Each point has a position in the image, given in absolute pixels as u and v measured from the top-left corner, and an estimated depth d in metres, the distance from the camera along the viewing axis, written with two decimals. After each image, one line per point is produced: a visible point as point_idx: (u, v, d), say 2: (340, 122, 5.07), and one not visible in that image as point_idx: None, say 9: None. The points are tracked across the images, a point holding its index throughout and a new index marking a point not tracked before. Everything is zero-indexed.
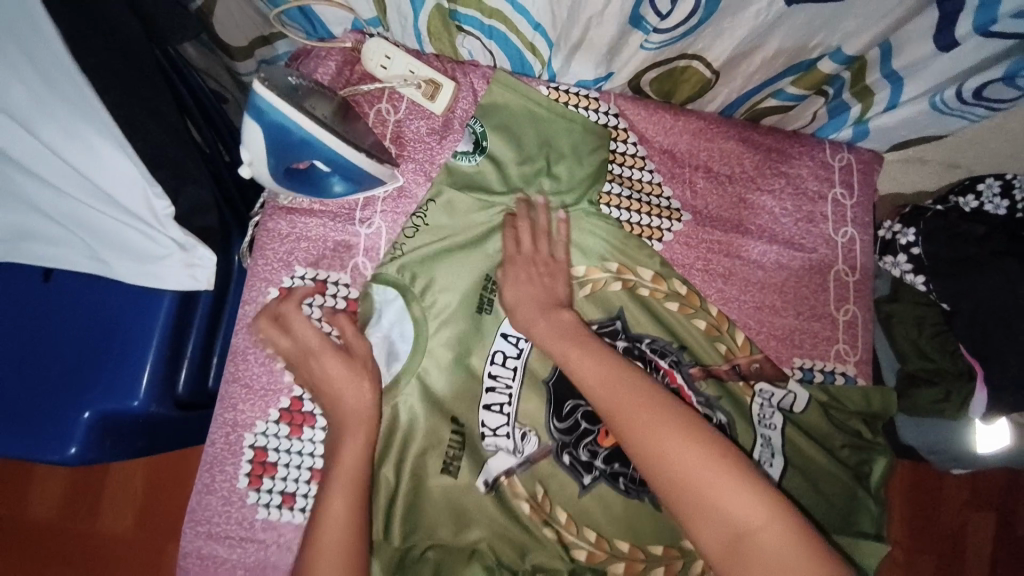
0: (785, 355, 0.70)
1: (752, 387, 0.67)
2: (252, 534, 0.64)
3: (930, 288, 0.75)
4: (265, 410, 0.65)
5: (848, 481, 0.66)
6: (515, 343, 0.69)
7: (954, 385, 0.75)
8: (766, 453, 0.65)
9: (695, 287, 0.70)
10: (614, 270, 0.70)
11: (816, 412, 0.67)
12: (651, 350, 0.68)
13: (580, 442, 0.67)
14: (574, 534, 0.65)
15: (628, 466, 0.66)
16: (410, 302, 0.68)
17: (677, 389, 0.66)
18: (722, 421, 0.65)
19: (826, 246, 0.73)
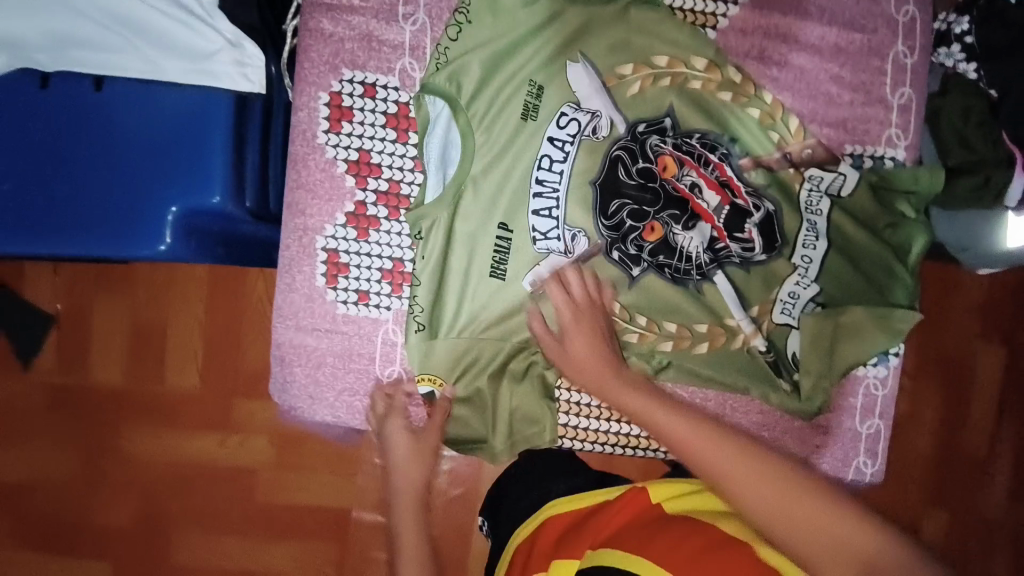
0: (837, 141, 0.71)
1: (802, 174, 0.69)
2: (336, 326, 0.70)
3: (980, 74, 0.76)
4: (332, 215, 0.68)
5: (887, 257, 0.70)
6: (560, 148, 0.66)
7: (993, 172, 0.76)
8: (809, 236, 0.69)
9: (749, 75, 0.70)
10: (664, 65, 0.68)
11: (864, 193, 0.69)
12: (701, 144, 0.68)
13: (626, 238, 0.67)
14: (626, 321, 0.68)
15: (673, 258, 0.67)
16: (453, 108, 0.66)
17: (726, 181, 0.68)
18: (768, 209, 0.68)
19: (886, 26, 0.71)
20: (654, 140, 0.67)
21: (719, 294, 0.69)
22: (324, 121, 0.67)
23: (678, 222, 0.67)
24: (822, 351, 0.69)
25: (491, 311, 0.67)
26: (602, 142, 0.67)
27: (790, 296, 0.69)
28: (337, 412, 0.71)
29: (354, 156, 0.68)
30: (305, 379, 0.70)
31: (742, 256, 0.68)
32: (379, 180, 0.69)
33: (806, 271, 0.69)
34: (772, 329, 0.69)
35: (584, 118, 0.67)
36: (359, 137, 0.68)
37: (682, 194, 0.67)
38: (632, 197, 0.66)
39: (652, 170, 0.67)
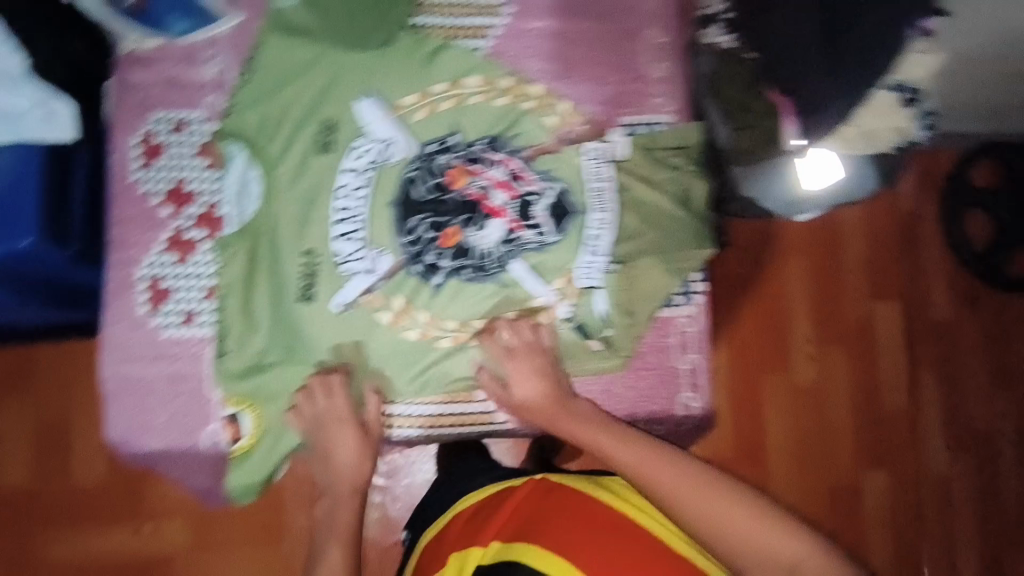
0: (611, 116, 0.80)
1: (581, 148, 0.78)
2: (163, 350, 0.73)
3: (736, 44, 0.87)
4: (149, 244, 0.73)
5: (674, 209, 0.79)
6: (358, 177, 0.75)
7: (767, 124, 0.87)
8: (598, 203, 0.78)
9: (521, 77, 0.78)
10: (444, 90, 0.77)
11: (638, 154, 0.79)
12: (486, 149, 0.77)
13: (426, 249, 0.75)
14: (439, 329, 0.76)
15: (471, 258, 0.76)
16: (252, 149, 0.73)
17: (512, 175, 0.76)
18: (557, 188, 0.77)
19: (636, 15, 0.81)
20: (443, 159, 0.76)
21: (516, 279, 0.77)
22: (137, 158, 0.73)
23: (472, 225, 0.76)
24: (629, 303, 0.79)
25: (305, 327, 0.73)
26: (396, 166, 0.75)
27: (589, 263, 0.78)
28: (169, 437, 0.72)
29: (169, 187, 0.73)
30: (136, 406, 0.72)
31: (537, 240, 0.77)
32: (194, 206, 0.74)
33: (599, 241, 0.78)
34: (577, 296, 0.78)
35: (378, 147, 0.75)
36: (172, 169, 0.74)
37: (474, 198, 0.76)
38: (428, 210, 0.76)
39: (444, 183, 0.76)
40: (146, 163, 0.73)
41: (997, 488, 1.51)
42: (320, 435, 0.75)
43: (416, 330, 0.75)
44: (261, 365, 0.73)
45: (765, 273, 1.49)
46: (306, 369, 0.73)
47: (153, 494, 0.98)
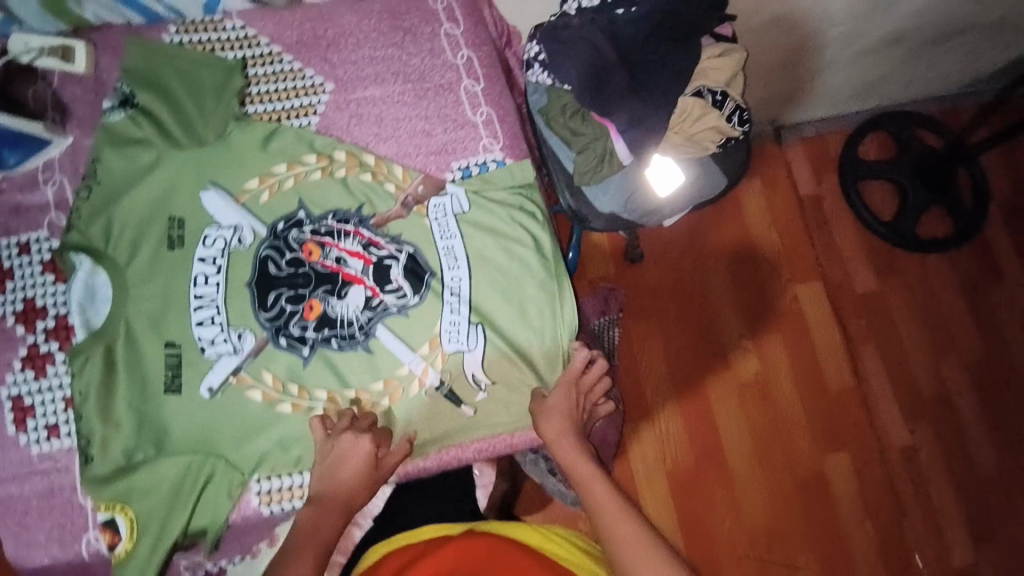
0: (445, 163, 0.85)
1: (425, 206, 0.82)
2: (33, 467, 0.74)
3: (554, 80, 0.93)
4: (9, 363, 0.75)
5: (523, 253, 0.81)
6: (211, 264, 0.78)
7: (602, 147, 0.93)
8: (451, 260, 0.80)
9: (353, 149, 0.83)
10: (285, 170, 0.82)
11: (476, 201, 0.83)
12: (336, 221, 0.81)
13: (289, 323, 0.78)
14: (308, 399, 0.76)
15: (336, 327, 0.78)
16: (95, 257, 0.76)
17: (365, 244, 0.80)
18: (409, 251, 0.80)
19: (452, 70, 0.88)
20: (294, 234, 0.80)
21: (383, 347, 0.78)
22: None
23: (333, 296, 0.78)
24: (496, 360, 0.78)
25: (172, 419, 0.74)
26: (249, 248, 0.79)
27: (452, 324, 0.78)
28: (52, 551, 0.73)
29: (20, 307, 0.76)
30: (15, 528, 0.73)
31: (398, 304, 0.79)
32: (46, 320, 0.76)
33: (458, 296, 0.79)
34: (444, 361, 0.78)
35: (228, 233, 0.79)
36: (22, 289, 0.77)
37: (331, 269, 0.79)
38: (286, 286, 0.78)
39: (299, 257, 0.79)
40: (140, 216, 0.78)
41: (932, 445, 1.68)
42: (199, 522, 0.74)
43: (288, 403, 0.76)
44: (131, 466, 0.73)
45: (672, 274, 1.66)
46: (176, 463, 0.73)
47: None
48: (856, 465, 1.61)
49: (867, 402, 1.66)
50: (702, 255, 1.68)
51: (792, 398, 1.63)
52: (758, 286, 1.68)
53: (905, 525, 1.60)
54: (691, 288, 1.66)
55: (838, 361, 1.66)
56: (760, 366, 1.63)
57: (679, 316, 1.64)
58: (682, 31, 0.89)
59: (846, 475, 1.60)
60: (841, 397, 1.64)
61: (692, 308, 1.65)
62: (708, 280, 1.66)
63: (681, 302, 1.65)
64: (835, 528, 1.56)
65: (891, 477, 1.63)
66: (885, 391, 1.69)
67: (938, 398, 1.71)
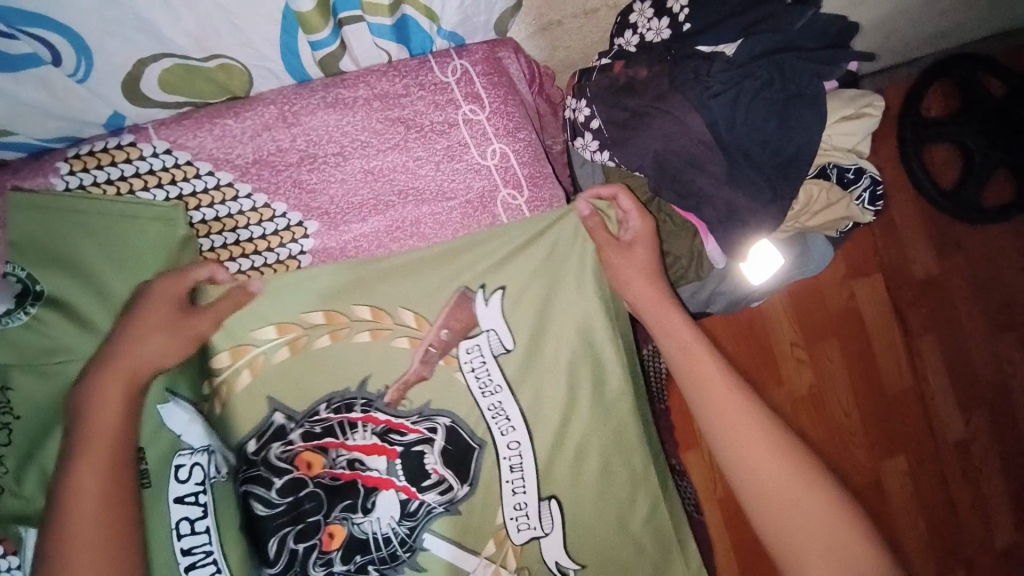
0: (451, 300, 0.62)
1: (455, 357, 0.61)
2: None
3: (617, 162, 0.67)
4: None
5: (613, 424, 0.65)
6: (195, 504, 0.56)
7: (684, 248, 0.70)
8: (503, 422, 0.61)
9: (331, 305, 0.60)
10: (230, 362, 0.59)
11: (518, 355, 0.62)
12: (331, 412, 0.59)
13: (308, 563, 0.56)
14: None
15: (370, 551, 0.57)
16: (41, 525, 0.55)
17: (383, 432, 0.59)
18: (446, 423, 0.61)
19: (481, 178, 0.63)
20: (277, 448, 0.58)
21: (437, 560, 0.59)
22: None
23: (357, 511, 0.57)
24: (586, 536, 0.63)
25: None
26: (226, 480, 0.58)
27: (518, 509, 0.61)
28: None
29: None
30: None
31: (443, 501, 0.59)
32: None
33: (522, 470, 0.62)
34: (518, 557, 0.62)
35: (205, 458, 0.57)
36: None
37: (344, 478, 0.57)
38: (289, 520, 0.56)
39: (296, 477, 0.57)
40: None
41: (987, 431, 1.59)
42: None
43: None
44: None
45: None
46: None
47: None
48: (910, 469, 1.52)
49: (925, 400, 1.54)
50: None
51: (849, 407, 1.49)
52: (811, 288, 1.48)
53: (956, 519, 1.56)
54: None
55: (897, 359, 1.52)
56: (815, 378, 1.48)
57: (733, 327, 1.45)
58: (799, 82, 0.62)
59: (901, 481, 1.52)
60: (902, 397, 1.53)
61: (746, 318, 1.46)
62: None
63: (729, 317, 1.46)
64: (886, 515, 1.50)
65: (945, 472, 1.56)
66: (943, 384, 1.56)
67: (996, 380, 1.59)
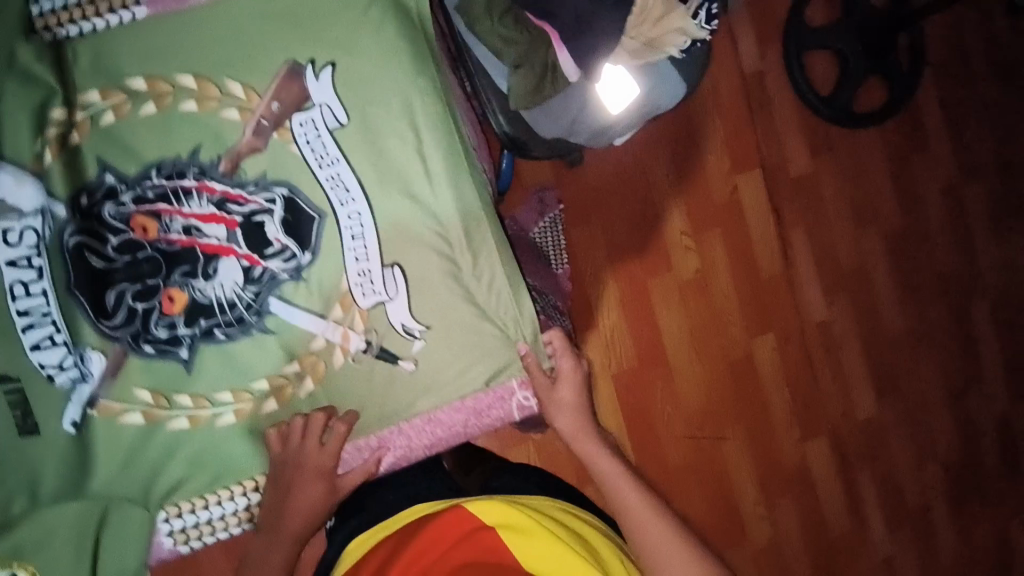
0: (286, 77, 0.63)
1: (288, 130, 0.63)
2: None
3: None
4: None
5: (460, 203, 0.70)
6: (28, 267, 0.57)
7: (538, 53, 0.73)
8: (342, 193, 0.65)
9: (153, 71, 0.60)
10: (66, 117, 0.58)
11: (355, 131, 0.66)
12: (163, 179, 0.60)
13: (149, 324, 0.61)
14: (167, 407, 0.63)
15: (214, 315, 0.62)
16: None
17: (220, 201, 0.61)
18: (284, 194, 0.63)
19: None
20: (109, 208, 0.59)
21: (284, 324, 0.65)
22: None
23: (197, 277, 0.61)
24: (429, 302, 0.69)
25: (45, 464, 0.59)
26: (58, 240, 0.58)
27: (362, 274, 0.66)
28: None
29: None
30: None
31: (288, 269, 0.64)
32: None
33: (363, 239, 0.66)
34: (365, 321, 0.67)
35: (38, 222, 0.57)
36: None
37: (181, 245, 0.61)
38: (128, 277, 0.60)
39: (131, 238, 0.59)
40: None
41: (848, 315, 1.76)
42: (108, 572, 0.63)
43: (137, 413, 0.62)
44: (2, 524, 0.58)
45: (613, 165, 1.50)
46: (69, 510, 0.61)
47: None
48: (779, 344, 1.69)
49: (793, 284, 1.70)
50: (653, 143, 1.52)
51: (728, 289, 1.64)
52: (700, 179, 1.57)
53: (819, 388, 1.73)
54: (635, 181, 1.52)
55: (770, 248, 1.66)
56: (699, 264, 1.60)
57: (626, 207, 1.51)
58: None
59: (770, 355, 1.68)
60: (773, 282, 1.68)
61: (639, 201, 1.52)
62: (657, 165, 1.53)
63: (620, 200, 1.51)
64: (759, 388, 1.67)
65: (810, 352, 1.72)
66: (811, 271, 1.72)
67: (856, 268, 1.76)
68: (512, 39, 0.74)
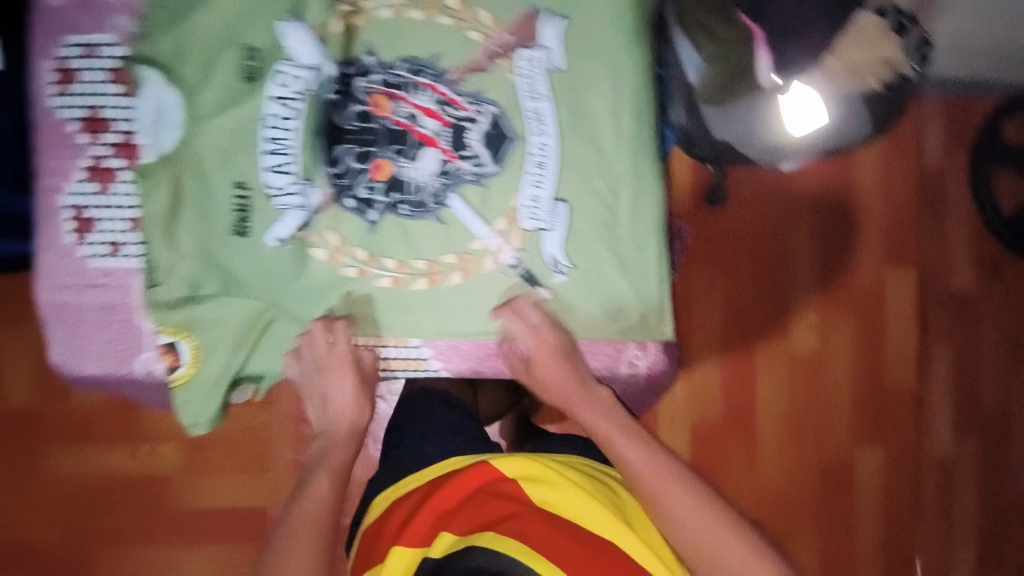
0: (529, 20, 0.72)
1: (514, 61, 0.72)
2: (92, 281, 0.72)
3: None
4: (70, 172, 0.70)
5: (634, 166, 0.73)
6: (285, 107, 0.71)
7: (739, 56, 0.78)
8: (538, 126, 0.72)
9: None
10: (355, 2, 0.72)
11: (567, 77, 0.73)
12: (407, 71, 0.72)
13: (356, 182, 0.73)
14: (347, 255, 0.74)
15: (406, 192, 0.73)
16: (170, 74, 0.70)
17: (442, 102, 0.72)
18: (492, 112, 0.72)
19: None
20: (361, 83, 0.72)
21: (457, 219, 0.73)
22: (52, 85, 0.70)
23: (404, 157, 0.72)
24: (584, 244, 0.73)
25: (237, 263, 0.73)
26: (318, 93, 0.71)
27: (533, 200, 0.73)
28: (106, 362, 0.73)
29: (84, 114, 0.70)
30: (69, 334, 0.73)
31: (474, 172, 0.73)
32: (111, 133, 0.71)
33: (544, 169, 0.72)
34: (522, 239, 0.73)
35: (304, 75, 0.71)
36: (87, 95, 0.70)
37: (401, 127, 0.72)
38: (355, 141, 0.72)
39: (367, 111, 0.72)
40: (223, 32, 0.70)
41: (977, 458, 1.53)
42: (255, 367, 0.77)
43: (323, 250, 0.74)
44: (195, 296, 0.73)
45: (756, 215, 1.45)
46: (241, 306, 0.74)
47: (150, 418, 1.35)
48: (890, 460, 1.51)
49: (923, 405, 1.52)
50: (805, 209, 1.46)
51: (844, 382, 1.49)
52: (846, 259, 1.47)
53: (919, 523, 1.52)
54: (773, 239, 1.45)
55: (903, 356, 1.49)
56: (818, 345, 1.48)
57: (756, 261, 1.45)
58: None
59: (875, 472, 1.50)
60: (901, 395, 1.50)
61: (774, 260, 1.46)
62: (801, 231, 1.46)
63: (752, 252, 1.45)
64: (851, 498, 1.50)
65: (921, 485, 1.52)
66: (945, 399, 1.53)
67: (998, 414, 1.53)
68: (722, 43, 0.80)
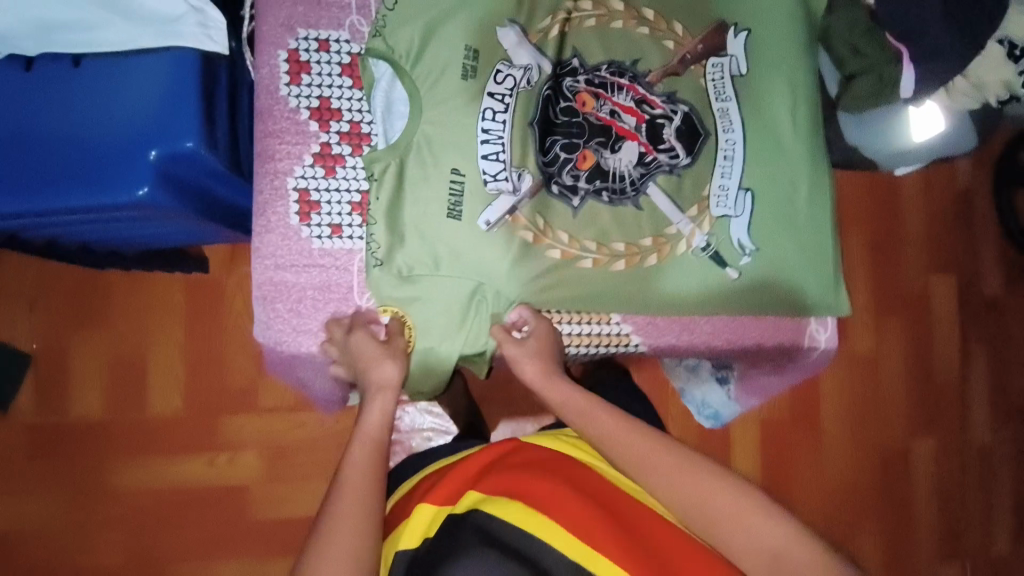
0: (718, 33, 0.81)
1: (704, 66, 0.81)
2: (313, 261, 0.75)
3: None
4: (300, 157, 0.74)
5: (807, 160, 0.83)
6: (500, 101, 0.75)
7: (884, 71, 0.86)
8: (726, 123, 0.80)
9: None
10: (568, 11, 0.79)
11: (748, 80, 0.82)
12: (610, 73, 0.79)
13: (562, 171, 0.78)
14: (551, 237, 0.78)
15: (608, 181, 0.79)
16: (397, 70, 0.73)
17: (639, 100, 0.79)
18: (684, 111, 0.80)
19: None
20: (568, 82, 0.78)
21: (653, 204, 0.80)
22: (285, 75, 0.75)
23: (607, 149, 0.79)
24: (766, 228, 0.81)
25: (449, 243, 0.75)
26: (534, 89, 0.76)
27: (721, 189, 0.80)
28: (322, 341, 0.77)
29: (316, 103, 0.75)
30: (288, 313, 0.76)
31: (670, 163, 0.80)
32: (340, 123, 0.76)
33: (731, 161, 0.81)
34: (712, 224, 0.80)
35: (519, 73, 0.76)
36: (318, 86, 0.76)
37: (605, 122, 0.78)
38: (561, 133, 0.78)
39: (573, 107, 0.78)
40: (447, 30, 0.74)
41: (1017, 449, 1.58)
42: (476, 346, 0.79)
43: (530, 233, 0.77)
44: (410, 277, 0.75)
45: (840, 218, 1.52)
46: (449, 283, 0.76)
47: (226, 430, 1.24)
48: (941, 452, 1.56)
49: (966, 401, 1.57)
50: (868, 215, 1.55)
51: (898, 379, 1.55)
52: (897, 262, 1.56)
53: (969, 515, 1.55)
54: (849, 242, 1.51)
55: (951, 353, 1.57)
56: (874, 345, 1.54)
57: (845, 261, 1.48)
58: None
59: (928, 462, 1.55)
60: (950, 390, 1.57)
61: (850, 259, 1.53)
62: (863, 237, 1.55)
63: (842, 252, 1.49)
64: (910, 496, 1.53)
65: (966, 473, 1.56)
66: (986, 394, 1.58)
67: None
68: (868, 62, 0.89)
